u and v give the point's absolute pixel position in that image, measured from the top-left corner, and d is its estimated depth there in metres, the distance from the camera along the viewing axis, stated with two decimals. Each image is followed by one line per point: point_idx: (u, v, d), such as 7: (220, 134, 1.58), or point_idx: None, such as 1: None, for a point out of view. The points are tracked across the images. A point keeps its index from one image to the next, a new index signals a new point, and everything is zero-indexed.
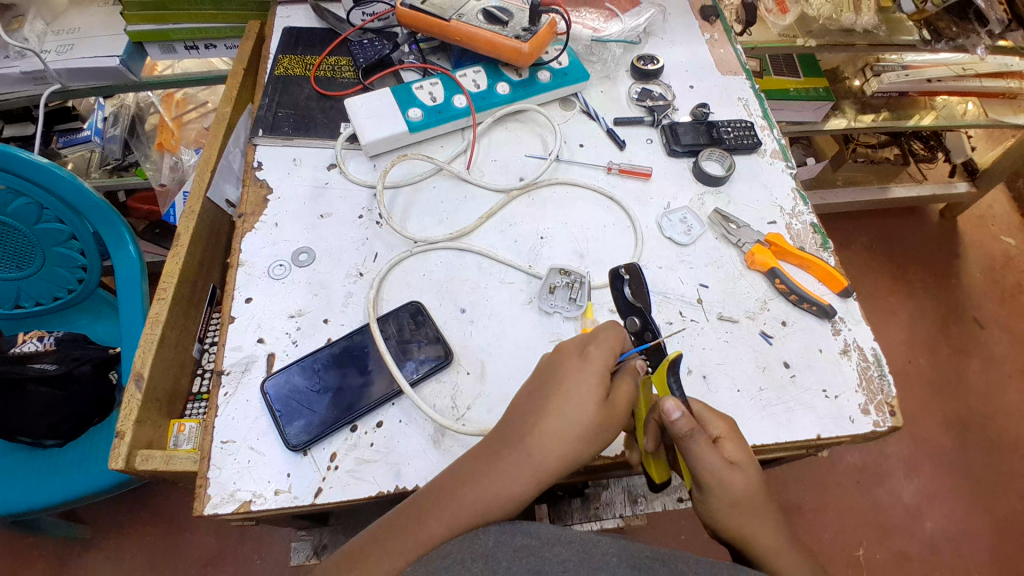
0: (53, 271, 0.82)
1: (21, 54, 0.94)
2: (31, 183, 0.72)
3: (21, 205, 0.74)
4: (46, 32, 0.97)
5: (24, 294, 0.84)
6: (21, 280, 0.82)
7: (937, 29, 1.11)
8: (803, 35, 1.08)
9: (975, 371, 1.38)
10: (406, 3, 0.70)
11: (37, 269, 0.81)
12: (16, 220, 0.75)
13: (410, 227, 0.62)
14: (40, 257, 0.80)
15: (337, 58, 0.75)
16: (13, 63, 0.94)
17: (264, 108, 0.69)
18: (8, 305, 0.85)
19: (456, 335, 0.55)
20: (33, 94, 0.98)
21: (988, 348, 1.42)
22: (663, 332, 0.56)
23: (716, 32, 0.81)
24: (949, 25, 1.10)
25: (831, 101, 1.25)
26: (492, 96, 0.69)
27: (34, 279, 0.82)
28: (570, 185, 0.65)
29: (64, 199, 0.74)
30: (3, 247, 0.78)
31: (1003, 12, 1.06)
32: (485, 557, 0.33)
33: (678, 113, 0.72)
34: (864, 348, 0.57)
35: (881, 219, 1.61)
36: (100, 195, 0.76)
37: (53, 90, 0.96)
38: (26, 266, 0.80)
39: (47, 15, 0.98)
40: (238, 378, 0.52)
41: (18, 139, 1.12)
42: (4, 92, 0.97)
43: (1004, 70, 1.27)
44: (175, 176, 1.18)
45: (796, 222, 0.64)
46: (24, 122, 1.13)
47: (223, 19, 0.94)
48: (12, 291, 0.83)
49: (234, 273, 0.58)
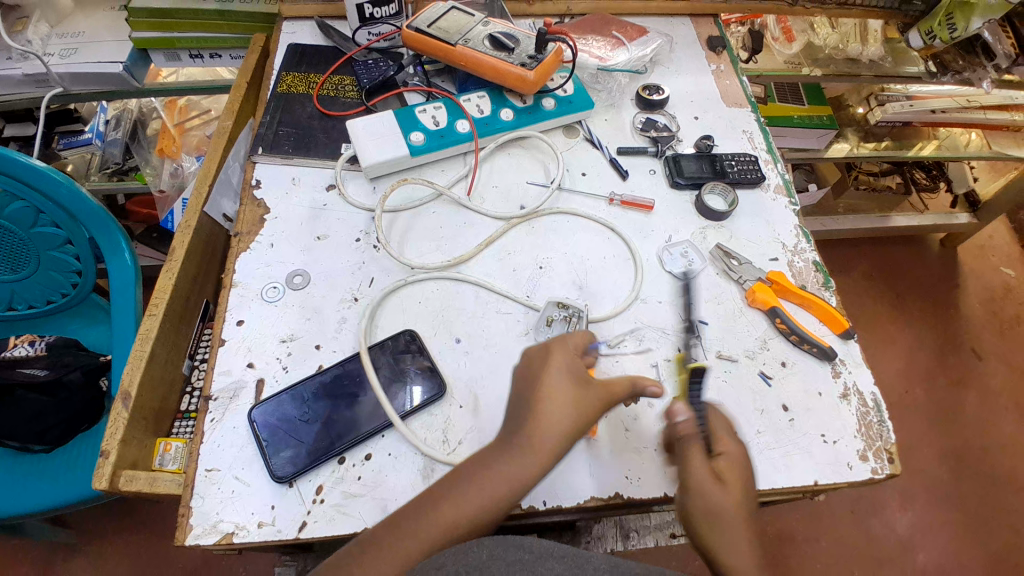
0: (47, 275, 0.81)
1: (25, 57, 0.93)
2: (28, 187, 0.71)
3: (18, 208, 0.73)
4: (50, 35, 0.96)
5: (18, 297, 0.83)
6: (15, 283, 0.80)
7: (944, 62, 1.10)
8: (808, 63, 1.08)
9: (971, 402, 1.37)
10: (412, 26, 0.70)
11: (31, 273, 0.80)
12: (13, 224, 0.74)
13: (407, 253, 0.61)
14: (35, 260, 0.79)
15: (341, 77, 0.74)
16: (15, 65, 0.94)
17: (265, 126, 0.68)
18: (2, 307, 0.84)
19: (450, 366, 0.54)
20: (35, 96, 0.97)
21: (985, 380, 1.41)
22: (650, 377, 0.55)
23: (722, 63, 0.81)
24: (956, 58, 1.09)
25: (834, 128, 1.25)
26: (495, 121, 0.69)
27: (29, 283, 0.81)
28: (571, 216, 0.65)
29: (61, 204, 0.73)
30: None
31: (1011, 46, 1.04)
32: (477, 570, 0.32)
33: (682, 145, 0.72)
34: (864, 392, 0.56)
35: (882, 246, 1.61)
36: (98, 201, 0.75)
37: (55, 93, 0.95)
38: (21, 269, 0.79)
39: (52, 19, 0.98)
40: (225, 404, 0.51)
41: (18, 139, 1.12)
42: (6, 93, 0.97)
43: (1008, 103, 1.28)
44: (175, 183, 1.17)
45: (799, 260, 0.63)
46: (23, 122, 1.13)
47: (229, 29, 0.93)
48: (6, 295, 0.82)
49: (227, 295, 0.57)
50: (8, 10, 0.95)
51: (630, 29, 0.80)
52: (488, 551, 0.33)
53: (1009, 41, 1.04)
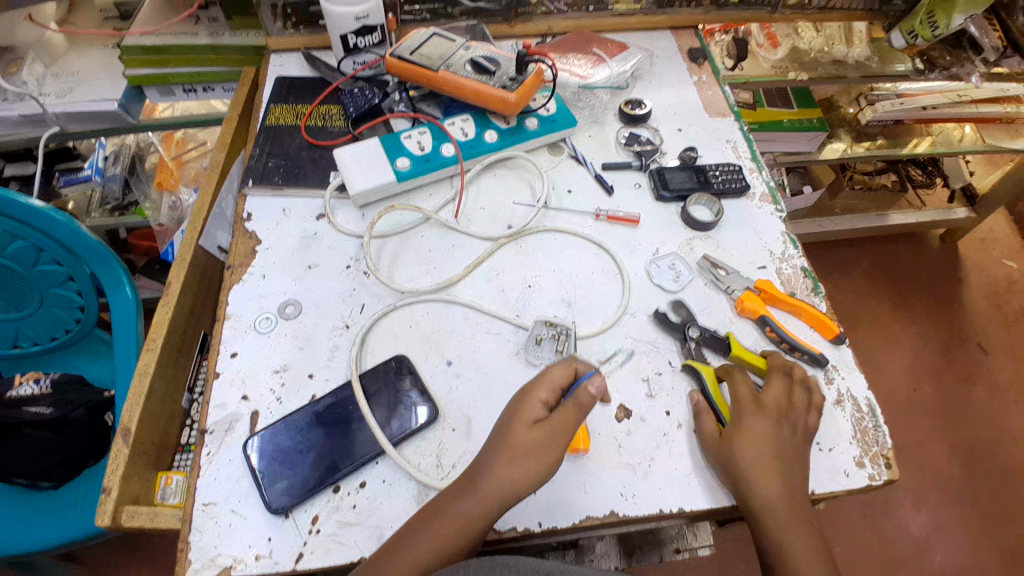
0: (51, 312, 0.82)
1: (20, 97, 0.95)
2: (30, 227, 0.72)
3: (18, 247, 0.74)
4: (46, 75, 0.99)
5: (22, 334, 0.84)
6: (19, 320, 0.82)
7: (931, 59, 1.09)
8: (794, 67, 1.09)
9: (979, 397, 1.36)
10: (395, 54, 0.71)
11: (35, 310, 0.81)
12: (15, 262, 0.75)
13: (397, 277, 0.62)
14: (38, 297, 0.80)
15: (328, 106, 0.75)
16: (11, 106, 0.95)
17: (255, 158, 0.70)
18: (7, 345, 0.85)
19: (441, 389, 0.55)
20: (31, 135, 0.99)
21: (993, 375, 1.40)
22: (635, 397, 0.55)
23: (704, 74, 0.82)
24: (942, 54, 1.08)
25: (824, 131, 1.26)
26: (480, 143, 0.70)
27: (32, 319, 0.82)
28: (559, 233, 0.65)
29: (61, 242, 0.74)
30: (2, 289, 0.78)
31: (998, 39, 1.04)
32: None
33: (666, 157, 0.72)
34: (858, 398, 0.56)
35: (882, 245, 1.61)
36: (98, 237, 0.76)
37: (52, 132, 0.97)
38: (25, 306, 0.80)
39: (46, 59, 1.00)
40: (221, 438, 0.52)
41: (18, 178, 1.15)
42: (4, 134, 0.99)
43: (1000, 95, 1.29)
44: (174, 216, 1.20)
45: (787, 267, 0.64)
46: (24, 161, 1.16)
47: (220, 63, 0.94)
48: (10, 332, 0.83)
49: (221, 328, 0.58)
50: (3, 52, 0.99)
51: (611, 46, 0.82)
52: (475, 575, 0.34)
53: (995, 34, 1.04)
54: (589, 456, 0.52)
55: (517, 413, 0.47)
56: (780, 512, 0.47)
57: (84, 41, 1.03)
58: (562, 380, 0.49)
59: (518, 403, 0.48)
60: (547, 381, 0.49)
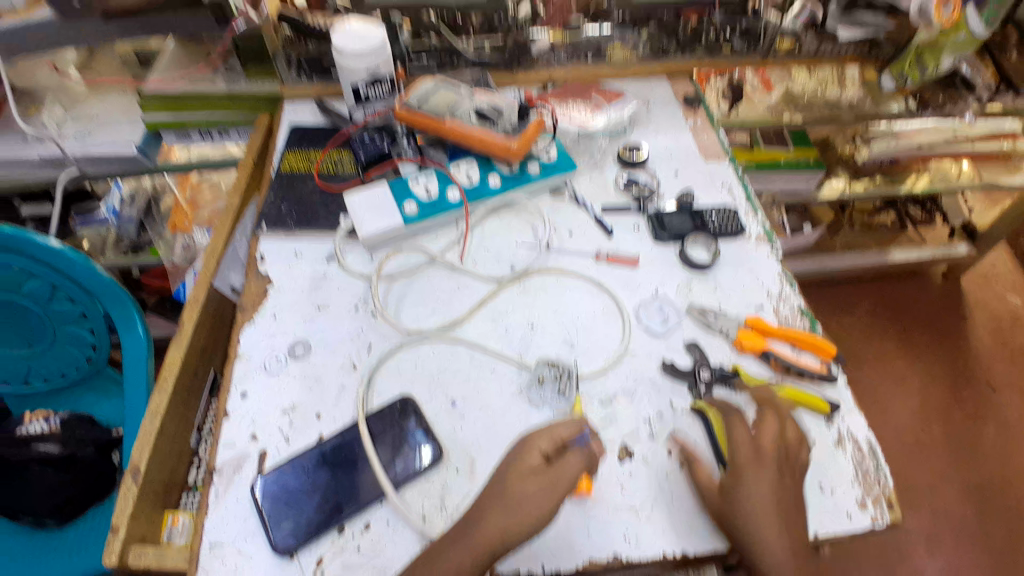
0: (63, 349, 0.84)
1: (38, 139, 0.99)
2: (44, 265, 0.75)
3: (34, 286, 0.76)
4: (65, 117, 1.04)
5: (33, 371, 0.85)
6: (31, 357, 0.84)
7: (925, 98, 1.09)
8: (789, 109, 1.11)
9: (989, 434, 1.34)
10: (405, 104, 0.76)
11: (47, 347, 0.83)
12: (32, 301, 0.78)
13: (404, 318, 0.64)
14: (51, 334, 0.82)
15: (339, 153, 0.79)
16: (31, 148, 1.00)
17: (269, 203, 0.73)
18: (19, 382, 0.86)
19: (446, 429, 0.56)
20: (52, 176, 1.04)
21: (1002, 412, 1.38)
22: (637, 438, 0.56)
23: (698, 119, 0.85)
24: (936, 93, 1.09)
25: (822, 170, 1.29)
26: (484, 188, 0.73)
27: (44, 357, 0.84)
28: (561, 274, 0.67)
29: (75, 280, 0.77)
30: (18, 327, 0.81)
31: (991, 77, 1.09)
32: None
33: (664, 200, 0.75)
34: (859, 439, 0.56)
35: (885, 281, 1.62)
36: (111, 274, 0.78)
37: (70, 173, 1.03)
38: (38, 343, 0.82)
39: (66, 102, 1.05)
40: (229, 477, 0.53)
41: (34, 218, 1.19)
42: (31, 173, 1.05)
43: (997, 132, 1.32)
44: (187, 256, 1.24)
45: (784, 306, 0.65)
46: (40, 202, 1.20)
47: (236, 108, 0.97)
48: (22, 369, 0.85)
49: (232, 368, 0.60)
50: (22, 95, 1.03)
51: (608, 93, 0.86)
52: None
53: (987, 72, 1.09)
54: (592, 498, 0.52)
55: (516, 461, 0.50)
56: (786, 573, 0.47)
57: (104, 84, 1.06)
58: (566, 434, 0.51)
59: (519, 452, 0.50)
60: (549, 432, 0.51)
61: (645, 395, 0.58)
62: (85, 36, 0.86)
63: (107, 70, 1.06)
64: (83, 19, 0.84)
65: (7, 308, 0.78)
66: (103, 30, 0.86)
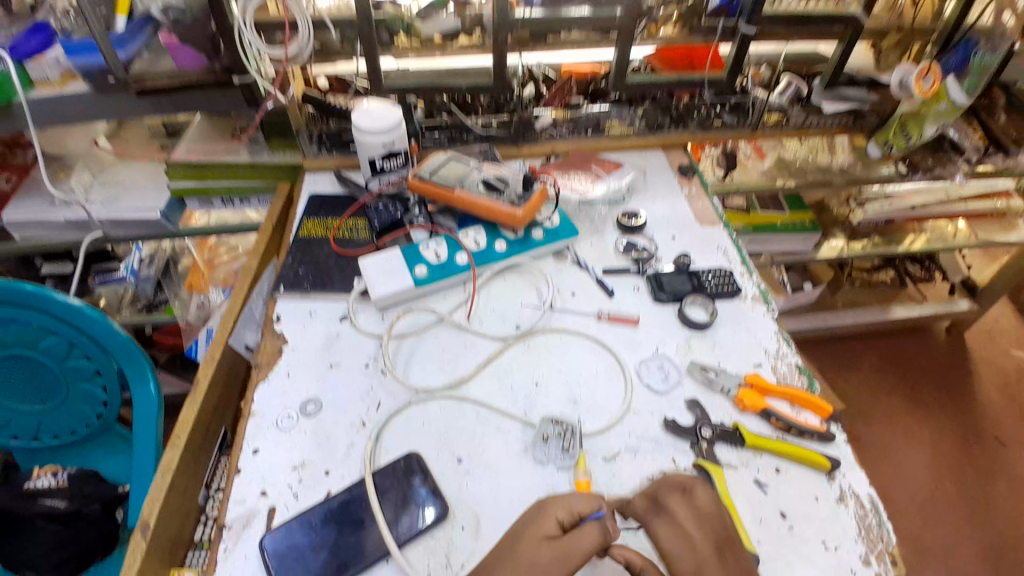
0: (75, 406, 0.84)
1: (66, 204, 1.05)
2: (65, 323, 0.76)
3: (52, 343, 0.78)
4: (92, 182, 1.09)
5: (44, 427, 0.85)
6: (43, 413, 0.84)
7: (914, 162, 1.13)
8: (782, 176, 1.17)
9: (1003, 493, 1.31)
10: (417, 175, 0.82)
11: (60, 403, 0.83)
12: (48, 357, 0.79)
13: (413, 376, 0.66)
14: (65, 391, 0.82)
15: (355, 220, 0.84)
16: (58, 211, 1.05)
17: (287, 266, 0.77)
18: (29, 437, 0.86)
19: (451, 486, 0.57)
20: (76, 238, 1.09)
21: (1016, 470, 1.36)
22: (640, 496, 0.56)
23: (693, 187, 0.90)
24: (924, 157, 1.13)
25: (817, 233, 1.33)
26: (491, 252, 0.77)
27: (56, 413, 0.84)
28: (564, 334, 0.70)
29: (93, 338, 0.78)
30: (33, 382, 0.81)
31: (980, 140, 1.13)
32: None
33: (662, 262, 0.78)
34: (860, 495, 0.56)
35: (888, 338, 1.63)
36: (128, 332, 0.79)
37: (94, 235, 1.08)
38: (51, 399, 0.83)
39: (95, 169, 1.12)
40: (239, 533, 0.54)
41: (54, 276, 1.25)
42: (53, 235, 1.09)
43: (990, 190, 1.38)
44: (201, 314, 1.27)
45: (782, 364, 0.67)
46: (63, 261, 1.26)
47: (257, 177, 1.03)
48: (34, 425, 0.85)
49: (245, 425, 0.61)
50: (56, 162, 1.10)
51: (607, 164, 0.92)
52: None
53: (975, 134, 1.13)
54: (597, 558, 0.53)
55: (531, 527, 0.50)
56: None
57: (131, 155, 1.13)
58: (581, 508, 0.51)
59: (535, 518, 0.51)
60: (566, 502, 0.51)
61: (648, 452, 0.59)
62: (119, 108, 0.90)
63: (136, 142, 1.13)
64: (118, 93, 0.87)
65: (25, 363, 0.79)
66: (137, 104, 0.89)
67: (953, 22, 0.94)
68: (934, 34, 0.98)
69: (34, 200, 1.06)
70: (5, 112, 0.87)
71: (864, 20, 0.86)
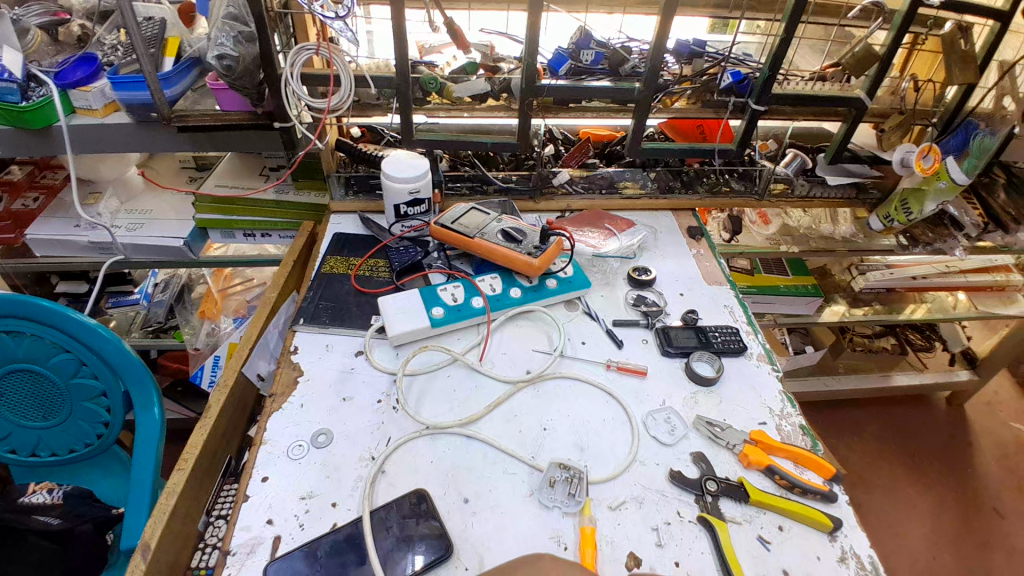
0: (76, 424, 0.80)
1: (92, 227, 1.08)
2: (79, 342, 0.74)
3: (62, 360, 0.75)
4: (119, 210, 1.13)
5: (42, 444, 0.81)
6: (42, 430, 0.80)
7: (914, 235, 1.17)
8: (785, 241, 1.21)
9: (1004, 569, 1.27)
10: (439, 221, 0.86)
11: (62, 421, 0.80)
12: (55, 373, 0.76)
13: (424, 413, 0.67)
14: (67, 409, 0.79)
15: (376, 260, 0.88)
16: (83, 233, 1.08)
17: (309, 300, 0.80)
18: (25, 453, 0.82)
19: (456, 526, 0.57)
20: (94, 260, 1.11)
21: (1013, 542, 1.33)
22: (644, 547, 0.56)
23: (701, 248, 0.94)
24: (924, 231, 1.17)
25: (820, 296, 1.33)
26: (505, 297, 0.80)
27: (56, 431, 0.80)
28: (574, 381, 0.72)
29: (105, 359, 0.75)
30: (35, 397, 0.78)
31: (978, 218, 1.14)
32: None
33: (670, 317, 0.81)
34: (862, 556, 0.57)
35: (888, 406, 1.63)
36: (138, 355, 0.77)
37: (114, 259, 1.09)
38: (54, 416, 0.79)
39: (123, 196, 1.15)
40: (242, 560, 0.54)
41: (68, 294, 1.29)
42: (69, 256, 1.11)
43: (987, 265, 1.41)
44: (210, 341, 1.27)
45: (786, 423, 0.68)
46: (77, 281, 1.30)
47: (281, 215, 1.07)
48: (30, 441, 0.81)
49: (256, 453, 0.62)
50: (87, 188, 1.13)
51: (620, 222, 0.96)
52: None
53: (975, 213, 1.14)
54: None
55: None
56: None
57: (160, 184, 1.19)
58: None
59: None
60: None
61: (653, 503, 0.60)
62: (156, 140, 0.95)
63: (165, 172, 1.22)
64: (159, 129, 0.93)
65: (28, 378, 0.76)
66: (174, 140, 0.94)
67: (953, 107, 1.00)
68: (935, 117, 1.04)
69: (60, 221, 1.10)
70: (47, 135, 0.92)
71: (867, 103, 0.91)
